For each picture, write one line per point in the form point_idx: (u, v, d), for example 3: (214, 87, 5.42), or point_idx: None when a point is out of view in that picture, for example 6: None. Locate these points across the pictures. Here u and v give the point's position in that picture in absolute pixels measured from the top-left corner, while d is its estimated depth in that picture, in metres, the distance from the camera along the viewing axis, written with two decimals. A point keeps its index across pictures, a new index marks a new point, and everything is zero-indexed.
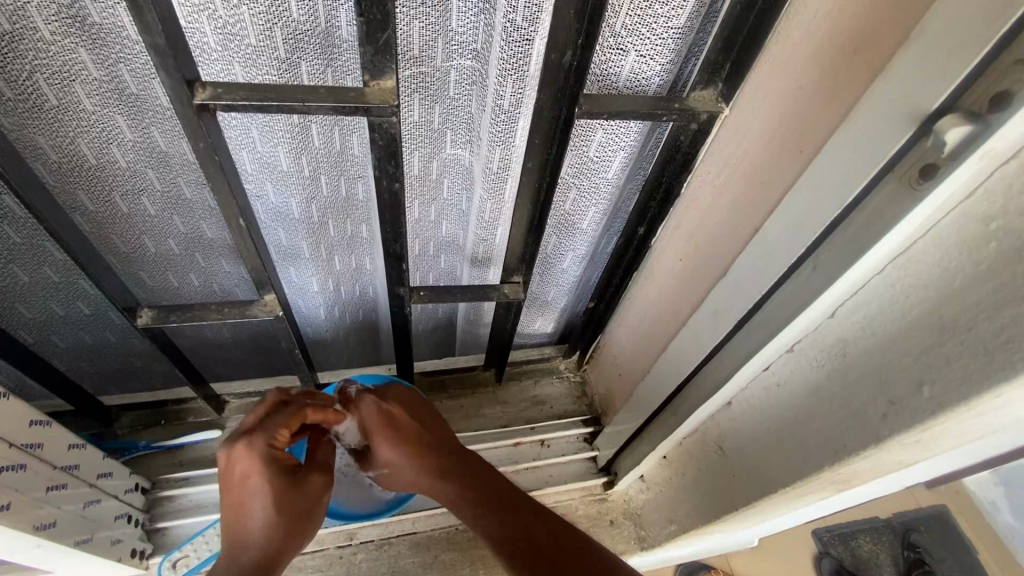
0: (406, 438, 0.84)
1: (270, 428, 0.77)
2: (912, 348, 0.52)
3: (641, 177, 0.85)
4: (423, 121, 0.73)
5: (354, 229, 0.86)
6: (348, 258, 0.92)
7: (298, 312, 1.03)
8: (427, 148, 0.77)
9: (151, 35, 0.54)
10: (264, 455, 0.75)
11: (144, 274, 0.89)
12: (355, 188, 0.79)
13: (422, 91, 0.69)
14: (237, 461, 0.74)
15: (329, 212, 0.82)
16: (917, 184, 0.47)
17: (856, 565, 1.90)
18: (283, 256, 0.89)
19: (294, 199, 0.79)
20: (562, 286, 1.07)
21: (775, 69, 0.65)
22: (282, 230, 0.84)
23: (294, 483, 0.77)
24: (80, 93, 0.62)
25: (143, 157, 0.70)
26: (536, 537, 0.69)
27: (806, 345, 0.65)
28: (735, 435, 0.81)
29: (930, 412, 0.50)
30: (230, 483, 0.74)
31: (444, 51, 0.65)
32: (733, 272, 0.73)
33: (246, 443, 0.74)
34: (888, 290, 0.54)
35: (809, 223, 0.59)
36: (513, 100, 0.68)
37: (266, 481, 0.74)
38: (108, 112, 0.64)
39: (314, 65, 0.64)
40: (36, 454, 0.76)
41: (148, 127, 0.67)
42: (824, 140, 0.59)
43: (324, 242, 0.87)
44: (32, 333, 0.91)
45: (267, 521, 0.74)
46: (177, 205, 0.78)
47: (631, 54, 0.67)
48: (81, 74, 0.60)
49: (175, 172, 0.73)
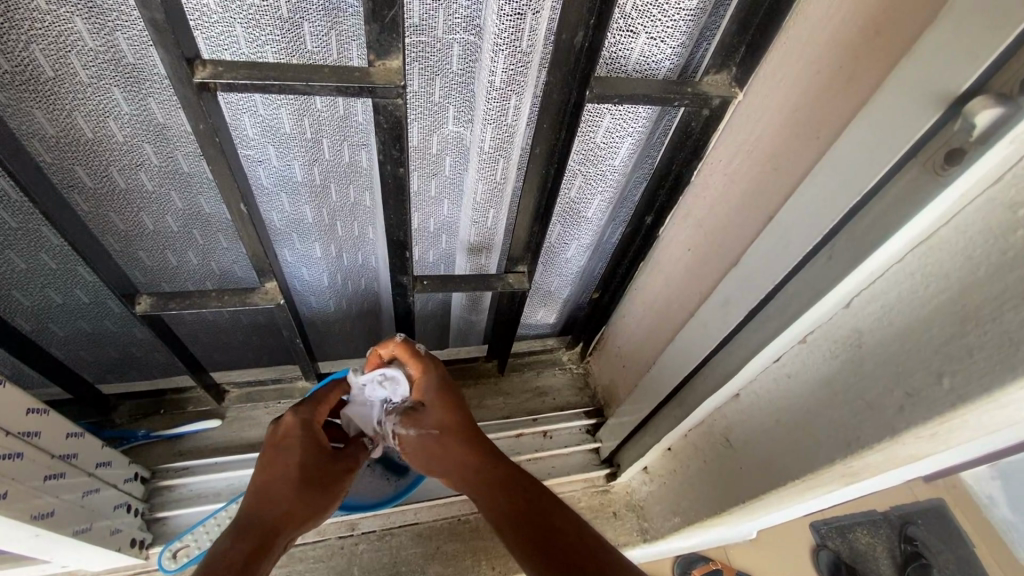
0: (458, 411, 0.83)
1: (316, 400, 0.84)
2: (932, 338, 0.51)
3: (648, 164, 0.83)
4: (423, 92, 0.70)
5: (356, 196, 0.83)
6: (348, 226, 0.89)
7: (299, 287, 1.01)
8: (429, 122, 0.74)
9: (149, 11, 0.53)
10: (308, 421, 0.81)
11: (142, 254, 0.87)
12: (358, 155, 0.77)
13: (423, 61, 0.66)
14: (282, 422, 0.81)
15: (332, 176, 0.79)
16: (942, 169, 0.46)
17: (854, 558, 1.90)
18: (286, 224, 0.86)
19: (297, 162, 0.76)
20: (566, 276, 1.05)
21: (792, 50, 0.63)
22: (284, 196, 0.81)
23: (322, 452, 0.80)
24: (76, 64, 0.60)
25: (140, 130, 0.68)
26: (590, 544, 0.66)
27: (818, 335, 0.64)
28: (742, 427, 0.80)
29: (950, 404, 0.48)
30: (270, 443, 0.80)
31: (445, 22, 0.62)
32: (744, 261, 0.71)
33: (294, 406, 0.83)
34: (907, 280, 0.53)
35: (824, 214, 0.58)
36: (507, 75, 0.67)
37: (301, 441, 0.79)
38: (104, 84, 0.62)
39: (316, 26, 0.62)
40: (35, 442, 0.75)
41: (145, 99, 0.65)
42: (841, 127, 0.57)
43: (325, 207, 0.84)
44: (30, 321, 0.90)
45: (291, 478, 0.76)
46: (175, 179, 0.76)
47: (641, 35, 0.66)
48: (76, 45, 0.58)
49: (173, 144, 0.71)
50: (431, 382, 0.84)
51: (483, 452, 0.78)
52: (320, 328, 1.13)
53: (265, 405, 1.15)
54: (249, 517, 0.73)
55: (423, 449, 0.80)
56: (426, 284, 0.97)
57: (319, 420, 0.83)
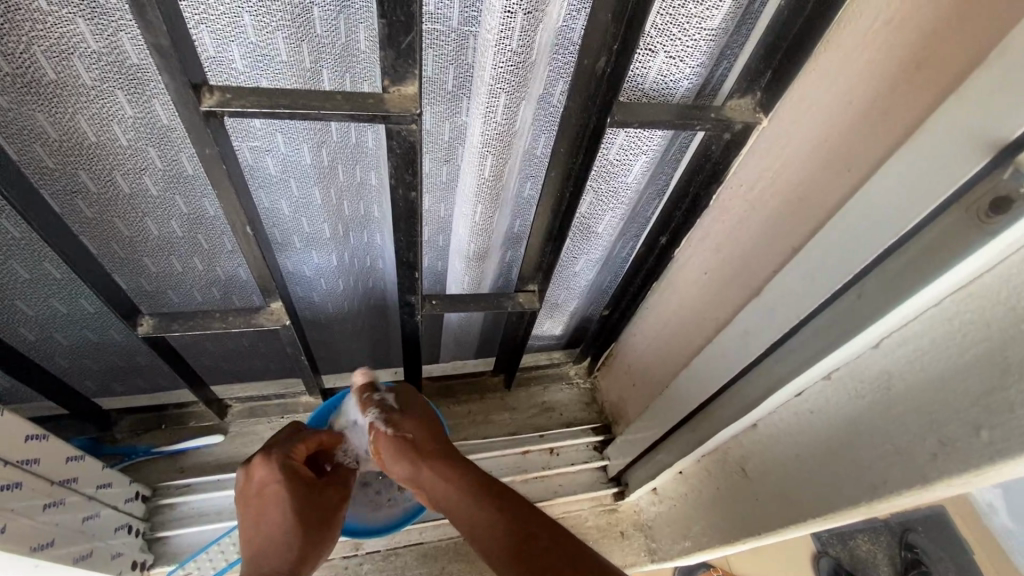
0: (433, 427, 0.86)
1: (289, 444, 0.81)
2: (969, 389, 0.49)
3: (664, 180, 0.81)
4: (436, 78, 0.65)
5: (362, 175, 0.80)
6: (354, 206, 0.85)
7: (302, 285, 0.97)
8: (446, 107, 0.69)
9: (154, 35, 0.51)
10: (282, 464, 0.79)
11: (147, 261, 0.84)
12: (364, 136, 0.73)
13: (438, 48, 0.62)
14: (255, 473, 0.78)
15: (340, 158, 0.75)
16: (987, 217, 0.44)
17: (854, 565, 1.89)
18: (294, 209, 0.81)
19: (306, 146, 0.71)
20: (574, 289, 1.02)
21: (827, 76, 0.61)
22: (292, 182, 0.77)
23: (312, 492, 0.80)
24: (79, 67, 0.58)
25: (143, 134, 0.66)
26: (575, 544, 0.66)
27: (843, 374, 0.62)
28: (759, 458, 0.78)
29: (987, 458, 0.46)
30: (250, 495, 0.78)
31: (460, 14, 0.59)
32: (766, 291, 0.69)
33: (264, 456, 0.79)
34: (944, 325, 0.51)
35: (854, 254, 0.56)
36: (497, 73, 0.62)
37: (280, 487, 0.78)
38: (108, 86, 0.60)
39: (326, 9, 0.57)
40: (33, 469, 0.73)
41: (148, 101, 0.62)
42: (873, 162, 0.56)
43: (334, 188, 0.79)
44: (34, 332, 0.88)
45: (281, 522, 0.77)
46: (180, 183, 0.73)
47: (660, 54, 0.63)
48: (79, 47, 0.56)
49: (176, 147, 0.68)
50: (416, 400, 0.90)
51: (466, 467, 0.79)
52: (321, 331, 1.11)
53: (269, 420, 1.14)
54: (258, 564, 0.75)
55: (398, 447, 0.82)
56: (435, 304, 0.95)
57: (295, 460, 0.81)
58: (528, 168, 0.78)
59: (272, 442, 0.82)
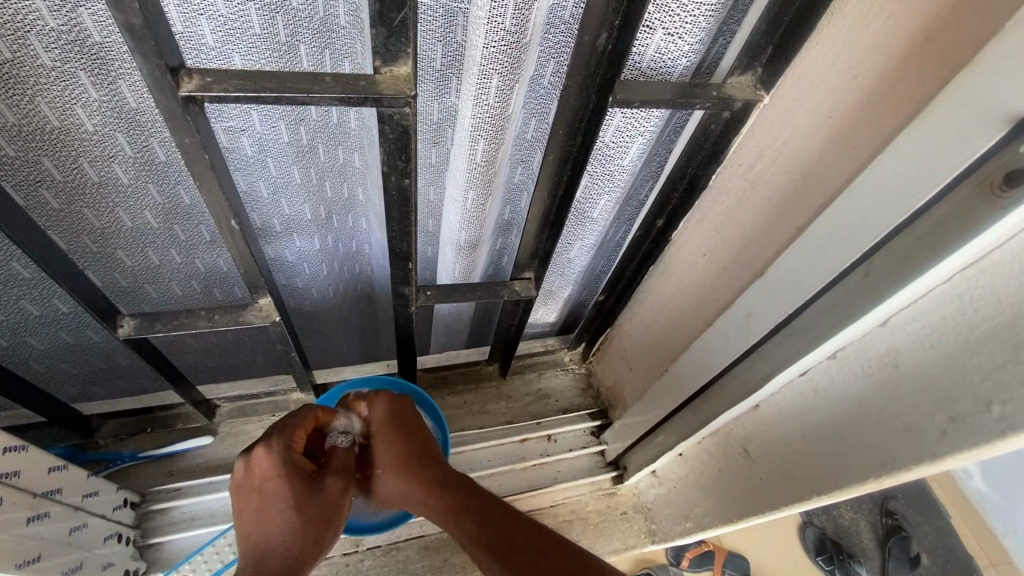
0: (406, 438, 0.82)
1: (288, 430, 0.75)
2: (981, 364, 0.49)
3: (659, 163, 0.79)
4: (426, 57, 0.62)
5: (345, 158, 0.77)
6: (338, 188, 0.82)
7: (287, 275, 0.94)
8: (434, 86, 0.66)
9: (126, 15, 0.47)
10: (283, 453, 0.73)
11: (121, 254, 0.80)
12: (345, 117, 0.70)
13: (425, 24, 0.59)
14: (257, 462, 0.72)
15: (321, 137, 0.72)
16: (1000, 191, 0.44)
17: (838, 534, 1.96)
18: (272, 191, 0.77)
19: (282, 124, 0.67)
20: (568, 276, 1.01)
21: (830, 52, 0.60)
22: (269, 161, 0.72)
23: (313, 481, 0.73)
24: (36, 46, 0.53)
25: (110, 118, 0.61)
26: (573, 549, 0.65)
27: (849, 353, 0.62)
28: (762, 438, 0.79)
29: (999, 433, 0.46)
30: (251, 486, 0.72)
31: None
32: (771, 273, 0.69)
33: (266, 447, 0.73)
34: (954, 300, 0.51)
35: (863, 233, 0.56)
36: (490, 53, 0.59)
37: (282, 480, 0.71)
38: (69, 67, 0.55)
39: None
40: (14, 482, 0.70)
41: (114, 83, 0.58)
42: (881, 139, 0.55)
43: (314, 168, 0.76)
44: (5, 337, 0.83)
45: (282, 517, 0.69)
46: (153, 171, 0.69)
47: (658, 31, 0.61)
48: (35, 25, 0.51)
49: (147, 131, 0.64)
50: (384, 413, 0.85)
51: (440, 482, 0.76)
52: (309, 322, 1.07)
53: (260, 419, 1.11)
54: (261, 554, 0.68)
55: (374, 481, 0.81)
56: (430, 295, 0.92)
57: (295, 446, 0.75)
58: (519, 154, 0.76)
59: (272, 428, 0.76)
